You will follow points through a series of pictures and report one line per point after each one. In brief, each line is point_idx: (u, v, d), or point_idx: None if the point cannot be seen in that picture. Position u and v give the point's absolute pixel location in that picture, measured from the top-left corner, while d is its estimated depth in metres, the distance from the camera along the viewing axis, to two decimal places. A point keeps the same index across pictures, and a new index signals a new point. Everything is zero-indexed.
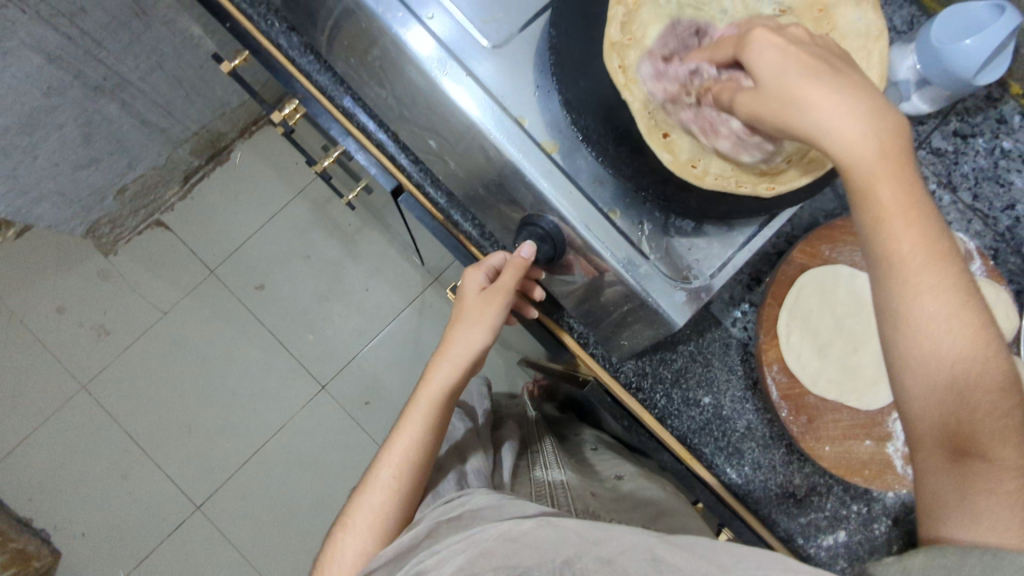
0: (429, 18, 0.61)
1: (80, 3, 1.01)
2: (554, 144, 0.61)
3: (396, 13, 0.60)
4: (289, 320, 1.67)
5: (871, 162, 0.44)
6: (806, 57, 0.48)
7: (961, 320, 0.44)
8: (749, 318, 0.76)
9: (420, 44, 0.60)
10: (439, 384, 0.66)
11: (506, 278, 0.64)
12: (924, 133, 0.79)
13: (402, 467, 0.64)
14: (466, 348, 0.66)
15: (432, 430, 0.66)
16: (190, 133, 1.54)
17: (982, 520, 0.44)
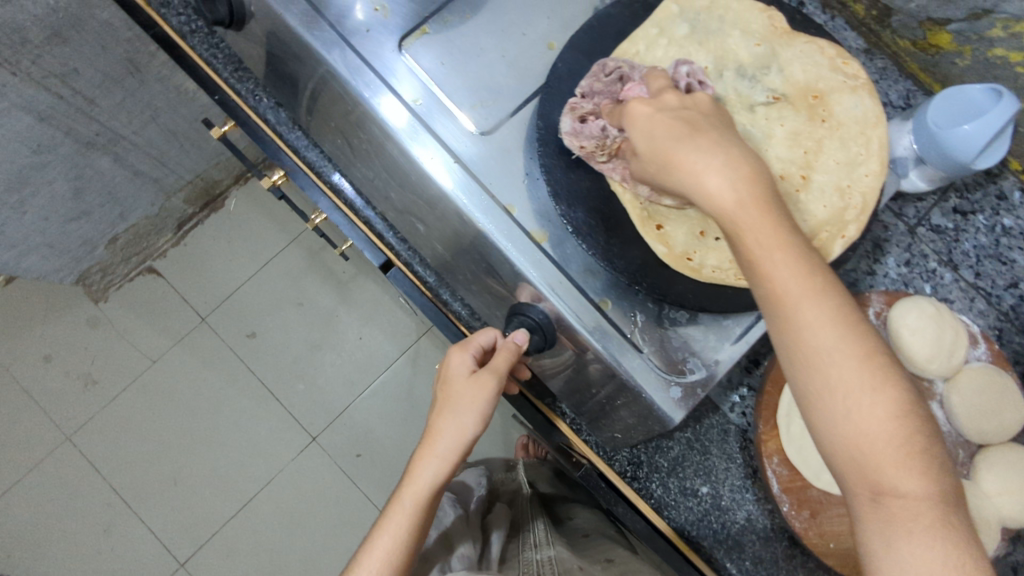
0: (405, 90, 0.60)
1: (73, 64, 1.01)
2: (543, 233, 0.59)
3: (367, 79, 0.59)
4: (280, 369, 1.64)
5: (734, 219, 0.47)
6: (670, 120, 0.50)
7: (846, 362, 0.45)
8: (747, 403, 0.74)
9: (393, 114, 0.59)
10: (425, 479, 0.58)
11: (500, 360, 0.59)
12: (923, 210, 0.78)
13: (381, 574, 0.57)
14: (456, 438, 0.58)
15: (414, 536, 0.58)
16: (184, 182, 1.53)
17: (901, 563, 0.42)
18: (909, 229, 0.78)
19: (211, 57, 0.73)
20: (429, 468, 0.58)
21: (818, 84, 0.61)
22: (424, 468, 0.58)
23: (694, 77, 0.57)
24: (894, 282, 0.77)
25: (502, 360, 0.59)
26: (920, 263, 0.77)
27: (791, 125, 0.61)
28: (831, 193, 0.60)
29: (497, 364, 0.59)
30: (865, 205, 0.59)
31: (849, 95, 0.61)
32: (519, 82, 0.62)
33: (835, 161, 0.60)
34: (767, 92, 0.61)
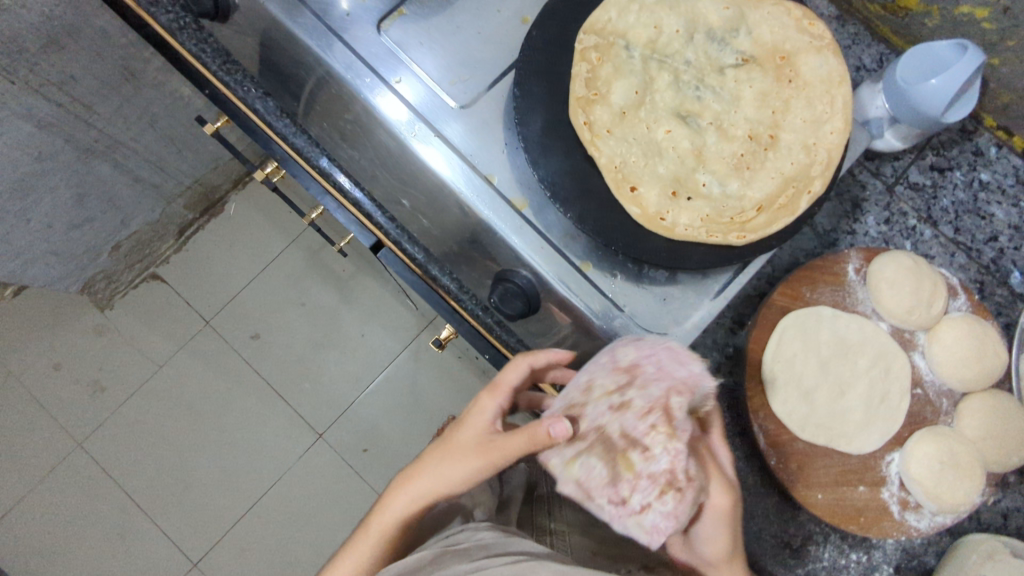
0: (398, 81, 0.62)
1: (69, 71, 1.04)
2: (523, 200, 0.61)
3: (364, 78, 0.62)
4: (285, 368, 1.67)
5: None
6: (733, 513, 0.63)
7: None
8: (734, 363, 0.74)
9: (393, 111, 0.61)
10: (396, 513, 0.56)
11: (513, 442, 0.54)
12: (901, 168, 0.80)
13: None
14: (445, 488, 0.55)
15: (376, 567, 0.56)
16: (184, 188, 1.56)
17: None
18: (887, 188, 0.79)
19: (199, 51, 0.74)
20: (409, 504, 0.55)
21: (786, 44, 0.63)
22: (406, 500, 0.55)
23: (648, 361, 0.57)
24: (874, 239, 0.79)
25: (513, 443, 0.53)
26: (900, 221, 0.79)
27: (759, 86, 0.64)
28: (796, 153, 0.62)
29: (505, 443, 0.54)
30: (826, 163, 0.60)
31: (810, 55, 0.63)
32: (496, 57, 0.64)
33: (802, 120, 0.62)
34: (735, 55, 0.64)
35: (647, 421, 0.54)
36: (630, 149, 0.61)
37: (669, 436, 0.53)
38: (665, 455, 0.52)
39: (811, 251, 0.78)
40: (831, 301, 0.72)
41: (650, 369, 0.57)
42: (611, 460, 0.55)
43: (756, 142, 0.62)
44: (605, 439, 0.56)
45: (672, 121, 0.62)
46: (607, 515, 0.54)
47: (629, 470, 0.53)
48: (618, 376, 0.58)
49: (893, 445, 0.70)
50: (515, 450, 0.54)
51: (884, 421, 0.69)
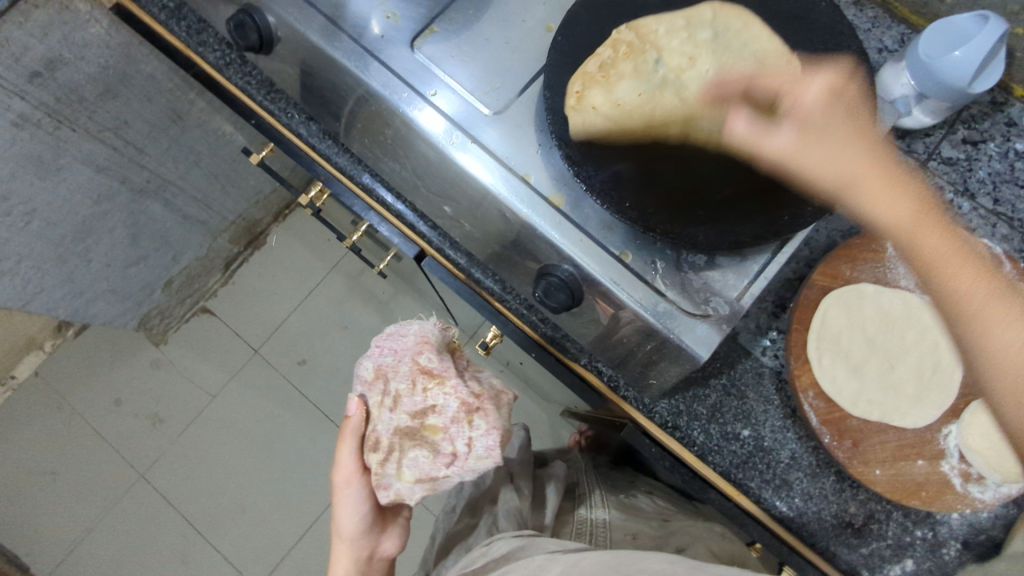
0: (434, 95, 0.66)
1: (124, 117, 1.11)
2: (560, 196, 0.64)
3: (402, 93, 0.65)
4: (332, 391, 1.71)
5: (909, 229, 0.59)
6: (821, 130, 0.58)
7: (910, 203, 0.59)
8: (778, 346, 0.75)
9: (430, 122, 0.65)
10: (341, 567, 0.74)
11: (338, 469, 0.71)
12: (932, 144, 0.80)
13: None
14: (352, 526, 0.72)
15: None
16: (228, 223, 1.63)
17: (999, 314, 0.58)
18: (920, 164, 0.79)
19: (246, 84, 0.80)
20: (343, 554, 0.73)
21: None
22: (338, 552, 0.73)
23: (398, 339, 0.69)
24: None
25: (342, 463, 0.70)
26: (937, 196, 0.79)
27: None
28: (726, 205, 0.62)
29: (343, 471, 0.71)
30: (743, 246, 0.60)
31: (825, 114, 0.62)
32: (524, 64, 0.67)
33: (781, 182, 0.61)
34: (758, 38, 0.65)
35: (419, 392, 0.66)
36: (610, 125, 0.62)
37: (439, 386, 0.66)
38: (448, 398, 0.66)
39: (849, 231, 0.77)
40: (873, 278, 0.72)
41: (390, 361, 0.68)
42: (422, 437, 0.66)
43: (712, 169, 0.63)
44: (404, 426, 0.66)
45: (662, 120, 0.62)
46: (452, 476, 0.66)
47: (441, 430, 0.65)
48: (379, 386, 0.68)
49: (950, 417, 0.68)
50: (354, 468, 0.70)
51: (936, 394, 0.68)
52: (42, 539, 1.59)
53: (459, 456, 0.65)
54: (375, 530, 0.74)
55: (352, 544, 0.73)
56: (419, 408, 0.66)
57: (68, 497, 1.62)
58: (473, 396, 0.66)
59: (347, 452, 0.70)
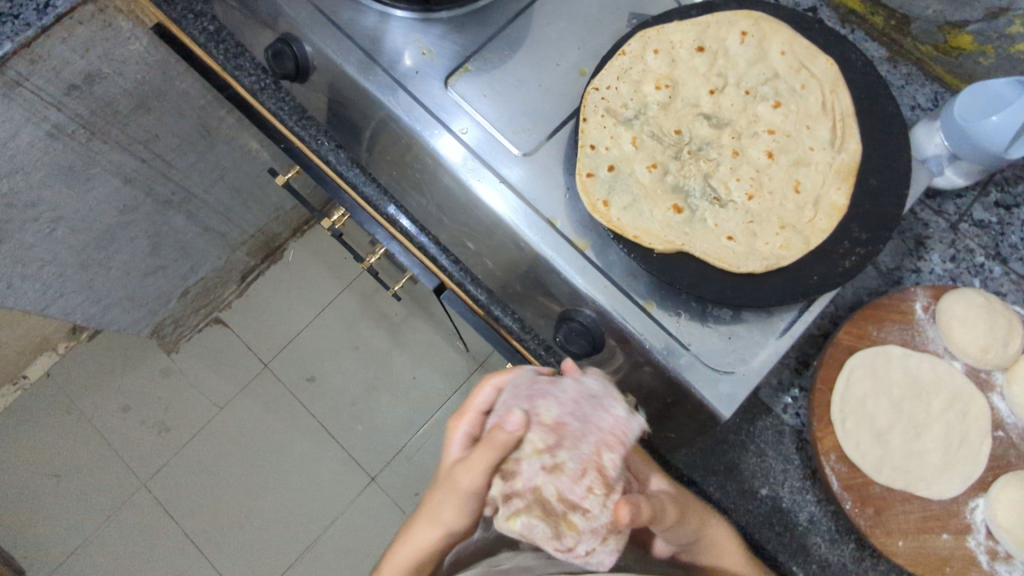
0: (461, 129, 0.66)
1: (154, 130, 1.12)
2: (585, 241, 0.63)
3: (427, 125, 0.66)
4: (339, 410, 1.69)
5: None
6: None
7: None
8: (800, 404, 0.72)
9: (450, 151, 0.65)
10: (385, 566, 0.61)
11: (457, 478, 0.54)
12: (964, 206, 0.78)
13: None
14: (420, 545, 0.58)
15: None
16: (247, 237, 1.63)
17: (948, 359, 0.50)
18: (951, 225, 0.78)
19: (278, 110, 0.80)
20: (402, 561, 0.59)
21: (803, 162, 0.64)
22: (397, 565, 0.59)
23: (603, 409, 0.56)
24: (941, 277, 0.76)
25: (466, 482, 0.53)
26: (968, 259, 0.77)
27: (763, 172, 0.63)
28: (744, 234, 0.60)
29: (470, 490, 0.54)
30: (777, 269, 0.59)
31: (834, 148, 0.63)
32: (556, 107, 0.67)
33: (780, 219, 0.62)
34: (787, 91, 0.65)
35: (584, 482, 0.51)
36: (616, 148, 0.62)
37: (605, 497, 0.51)
38: (605, 512, 0.51)
39: (875, 290, 0.76)
40: (900, 339, 0.70)
41: (578, 426, 0.54)
42: (552, 521, 0.50)
43: (719, 204, 0.62)
44: (556, 475, 0.52)
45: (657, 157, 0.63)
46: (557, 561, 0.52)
47: (578, 524, 0.50)
48: (554, 434, 0.53)
49: (977, 489, 0.66)
50: (467, 498, 0.55)
51: (965, 465, 0.66)
52: (43, 541, 1.59)
53: (576, 560, 0.51)
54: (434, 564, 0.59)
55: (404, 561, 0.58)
56: (577, 496, 0.51)
57: (71, 501, 1.61)
58: (636, 518, 0.51)
59: (477, 465, 0.53)
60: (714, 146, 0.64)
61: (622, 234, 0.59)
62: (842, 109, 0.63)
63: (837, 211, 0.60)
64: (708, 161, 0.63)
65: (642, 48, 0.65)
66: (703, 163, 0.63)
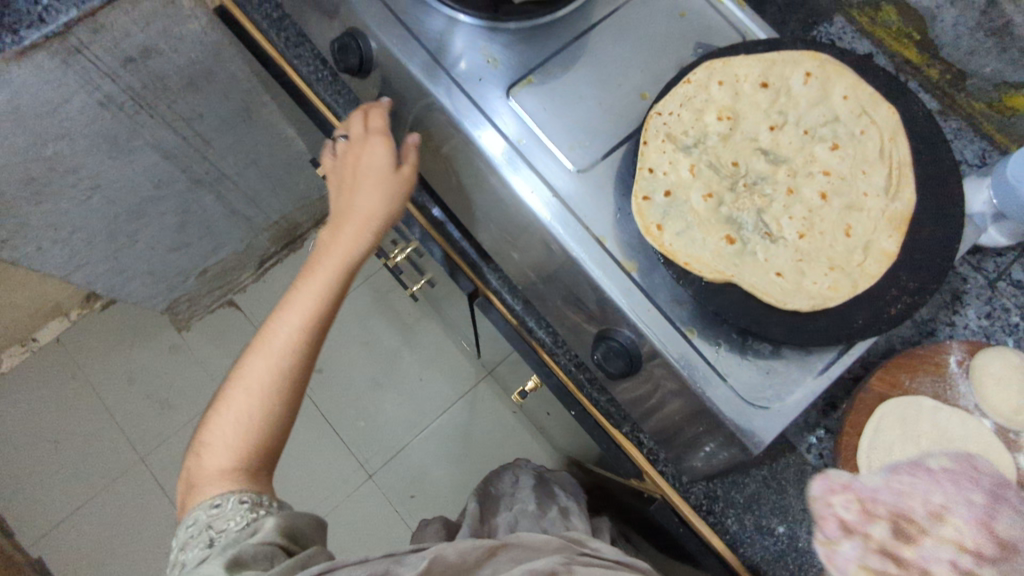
0: (503, 121, 0.67)
1: (199, 109, 1.13)
2: (633, 262, 0.63)
3: (471, 116, 0.67)
4: (343, 403, 1.69)
5: None
6: None
7: None
8: (824, 445, 0.72)
9: (492, 144, 0.66)
10: (260, 361, 0.63)
11: (326, 233, 0.70)
12: (1003, 265, 0.79)
13: (269, 374, 0.63)
14: (303, 313, 0.65)
15: (311, 339, 0.65)
16: (270, 223, 1.64)
17: None
18: (989, 282, 0.78)
19: (333, 101, 0.82)
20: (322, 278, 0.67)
21: (855, 205, 0.64)
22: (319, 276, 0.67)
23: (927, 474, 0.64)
24: (974, 333, 0.77)
25: (360, 201, 0.70)
26: (1002, 317, 0.77)
27: (812, 211, 0.64)
28: (793, 271, 0.61)
29: (354, 168, 0.71)
30: (822, 309, 0.59)
31: (889, 196, 0.63)
32: (615, 127, 0.68)
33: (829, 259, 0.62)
34: (844, 134, 0.66)
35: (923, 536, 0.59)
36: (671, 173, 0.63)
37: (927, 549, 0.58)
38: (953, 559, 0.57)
39: (908, 340, 0.76)
40: (931, 391, 0.70)
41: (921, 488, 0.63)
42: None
43: (770, 239, 0.62)
44: (906, 519, 0.60)
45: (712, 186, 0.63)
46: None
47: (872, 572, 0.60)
48: (992, 551, 0.58)
49: None
50: (362, 227, 0.69)
51: None
52: (34, 507, 1.58)
53: None
54: (319, 343, 0.66)
55: (283, 343, 0.64)
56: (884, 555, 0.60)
57: (69, 468, 1.61)
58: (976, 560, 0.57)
59: (389, 165, 0.71)
60: (770, 181, 0.64)
61: (672, 259, 0.59)
62: (899, 158, 0.63)
63: (887, 258, 0.61)
64: (763, 196, 0.64)
65: (707, 77, 0.65)
66: (757, 197, 0.63)
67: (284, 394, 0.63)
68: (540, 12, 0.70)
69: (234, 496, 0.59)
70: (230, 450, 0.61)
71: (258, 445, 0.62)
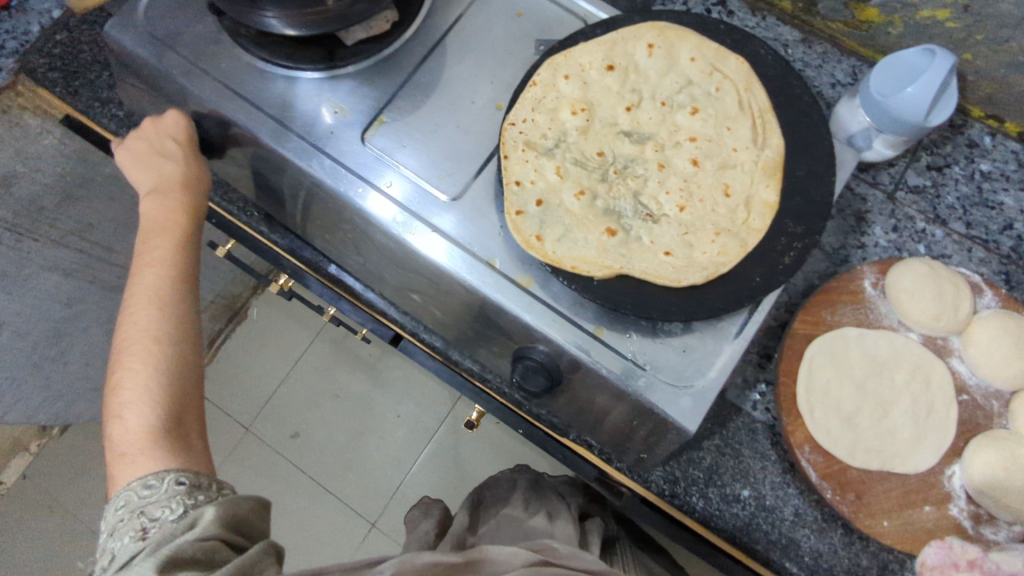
0: (387, 185, 0.64)
1: (87, 219, 1.07)
2: (528, 277, 0.62)
3: (353, 185, 0.64)
4: (327, 463, 1.49)
5: None
6: None
7: None
8: (768, 399, 0.73)
9: (381, 210, 0.63)
10: (140, 321, 0.61)
11: (152, 204, 0.67)
12: (897, 174, 0.80)
13: (161, 342, 0.61)
14: (166, 271, 0.64)
15: (179, 298, 0.64)
16: (205, 304, 1.48)
17: None
18: (888, 195, 0.79)
19: None
20: (162, 243, 0.65)
21: (728, 162, 0.63)
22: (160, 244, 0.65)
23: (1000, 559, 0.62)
24: (886, 249, 0.77)
25: (168, 166, 0.69)
26: (908, 225, 0.78)
27: (687, 179, 0.63)
28: (681, 246, 0.60)
29: (155, 141, 0.69)
30: (716, 276, 0.58)
31: (757, 146, 0.63)
32: (477, 146, 0.66)
33: (715, 223, 0.61)
34: (702, 94, 0.65)
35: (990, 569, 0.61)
36: (539, 180, 0.62)
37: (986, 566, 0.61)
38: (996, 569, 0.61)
39: (824, 272, 0.76)
40: (855, 321, 0.70)
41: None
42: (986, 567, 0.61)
43: (652, 219, 0.62)
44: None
45: (582, 182, 0.62)
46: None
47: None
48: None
49: (951, 457, 0.66)
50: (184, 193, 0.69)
51: (936, 435, 0.67)
52: None
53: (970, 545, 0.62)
54: (191, 301, 0.65)
55: (160, 296, 0.63)
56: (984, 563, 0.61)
57: None
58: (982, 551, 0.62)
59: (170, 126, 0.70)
60: (639, 163, 0.64)
61: (560, 267, 0.58)
62: (759, 106, 0.63)
63: (769, 209, 0.60)
64: (636, 178, 0.63)
65: (552, 75, 0.64)
66: (630, 181, 0.63)
67: (183, 341, 0.62)
68: (377, 48, 0.68)
69: (169, 476, 0.55)
70: (149, 409, 0.58)
71: (177, 397, 0.60)
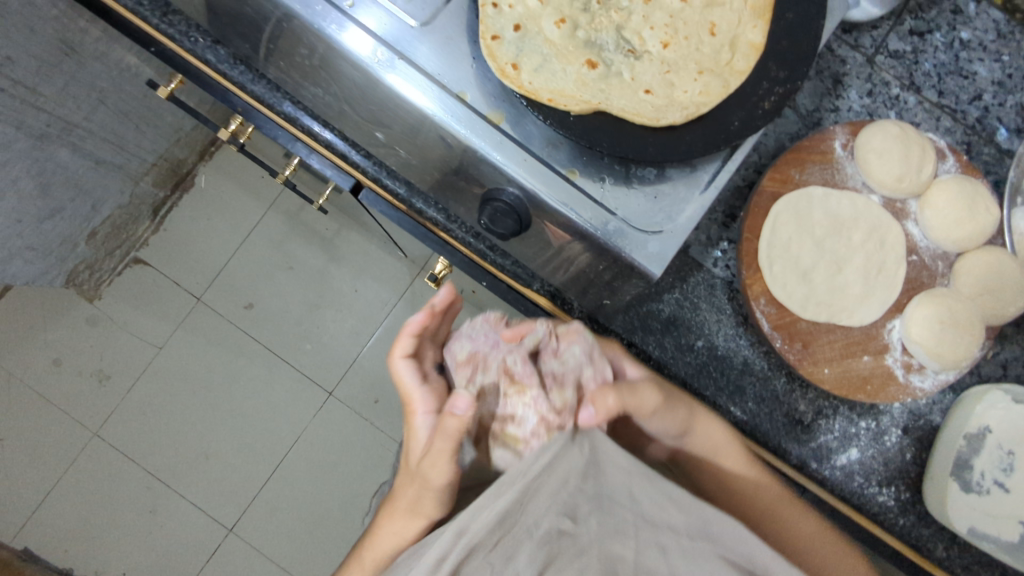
0: (352, 7, 0.57)
1: (6, 51, 0.94)
2: (499, 114, 0.59)
3: (315, 6, 0.57)
4: (284, 334, 1.47)
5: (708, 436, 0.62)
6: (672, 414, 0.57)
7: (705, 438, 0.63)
8: (730, 256, 0.74)
9: (357, 44, 0.57)
10: None
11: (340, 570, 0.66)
12: (880, 37, 0.77)
13: None
14: None
15: None
16: (148, 165, 1.38)
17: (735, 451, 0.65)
18: (867, 59, 0.77)
19: (136, 6, 0.70)
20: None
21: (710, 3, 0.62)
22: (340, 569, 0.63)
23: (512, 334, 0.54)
24: (859, 113, 0.77)
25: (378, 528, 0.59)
26: (883, 91, 0.77)
27: (670, 18, 0.61)
28: (662, 85, 0.58)
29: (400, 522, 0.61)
30: (697, 116, 0.56)
31: None
32: None
33: (696, 62, 0.60)
34: None
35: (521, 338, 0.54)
36: (519, 7, 0.58)
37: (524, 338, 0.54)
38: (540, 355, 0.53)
39: (795, 134, 0.76)
40: (821, 180, 0.71)
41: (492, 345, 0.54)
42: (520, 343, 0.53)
43: (634, 56, 0.60)
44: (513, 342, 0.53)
45: (564, 13, 0.59)
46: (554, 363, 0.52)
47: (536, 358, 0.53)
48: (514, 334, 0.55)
49: (893, 312, 0.70)
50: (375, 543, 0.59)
51: (883, 292, 0.70)
52: None
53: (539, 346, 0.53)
54: None
55: None
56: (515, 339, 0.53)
57: None
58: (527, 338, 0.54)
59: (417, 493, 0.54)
60: None
61: (536, 99, 0.55)
62: None
63: (755, 51, 0.58)
64: (620, 11, 0.61)
65: None
66: (614, 13, 0.60)
67: None
68: None
69: None
70: None
71: None
